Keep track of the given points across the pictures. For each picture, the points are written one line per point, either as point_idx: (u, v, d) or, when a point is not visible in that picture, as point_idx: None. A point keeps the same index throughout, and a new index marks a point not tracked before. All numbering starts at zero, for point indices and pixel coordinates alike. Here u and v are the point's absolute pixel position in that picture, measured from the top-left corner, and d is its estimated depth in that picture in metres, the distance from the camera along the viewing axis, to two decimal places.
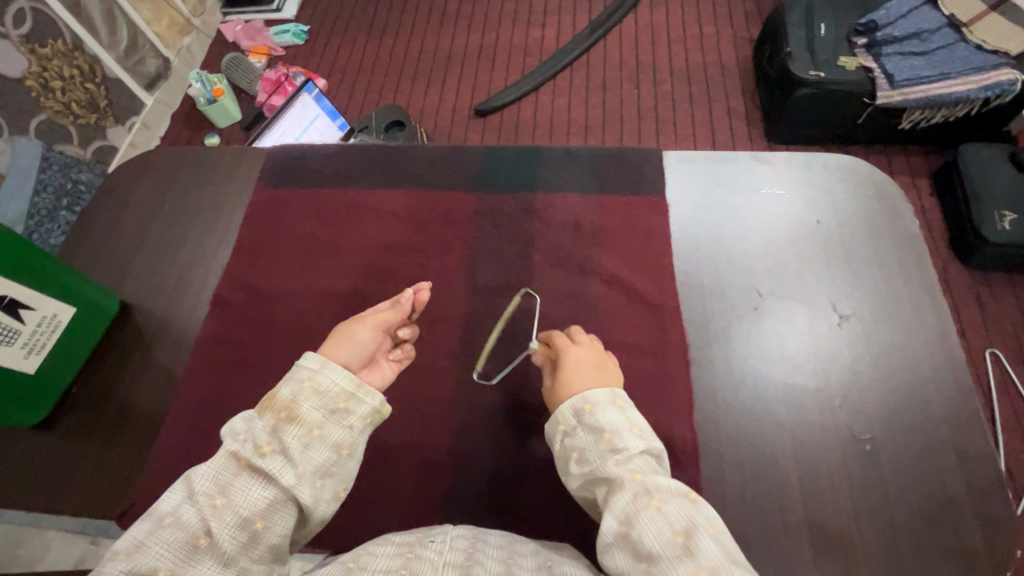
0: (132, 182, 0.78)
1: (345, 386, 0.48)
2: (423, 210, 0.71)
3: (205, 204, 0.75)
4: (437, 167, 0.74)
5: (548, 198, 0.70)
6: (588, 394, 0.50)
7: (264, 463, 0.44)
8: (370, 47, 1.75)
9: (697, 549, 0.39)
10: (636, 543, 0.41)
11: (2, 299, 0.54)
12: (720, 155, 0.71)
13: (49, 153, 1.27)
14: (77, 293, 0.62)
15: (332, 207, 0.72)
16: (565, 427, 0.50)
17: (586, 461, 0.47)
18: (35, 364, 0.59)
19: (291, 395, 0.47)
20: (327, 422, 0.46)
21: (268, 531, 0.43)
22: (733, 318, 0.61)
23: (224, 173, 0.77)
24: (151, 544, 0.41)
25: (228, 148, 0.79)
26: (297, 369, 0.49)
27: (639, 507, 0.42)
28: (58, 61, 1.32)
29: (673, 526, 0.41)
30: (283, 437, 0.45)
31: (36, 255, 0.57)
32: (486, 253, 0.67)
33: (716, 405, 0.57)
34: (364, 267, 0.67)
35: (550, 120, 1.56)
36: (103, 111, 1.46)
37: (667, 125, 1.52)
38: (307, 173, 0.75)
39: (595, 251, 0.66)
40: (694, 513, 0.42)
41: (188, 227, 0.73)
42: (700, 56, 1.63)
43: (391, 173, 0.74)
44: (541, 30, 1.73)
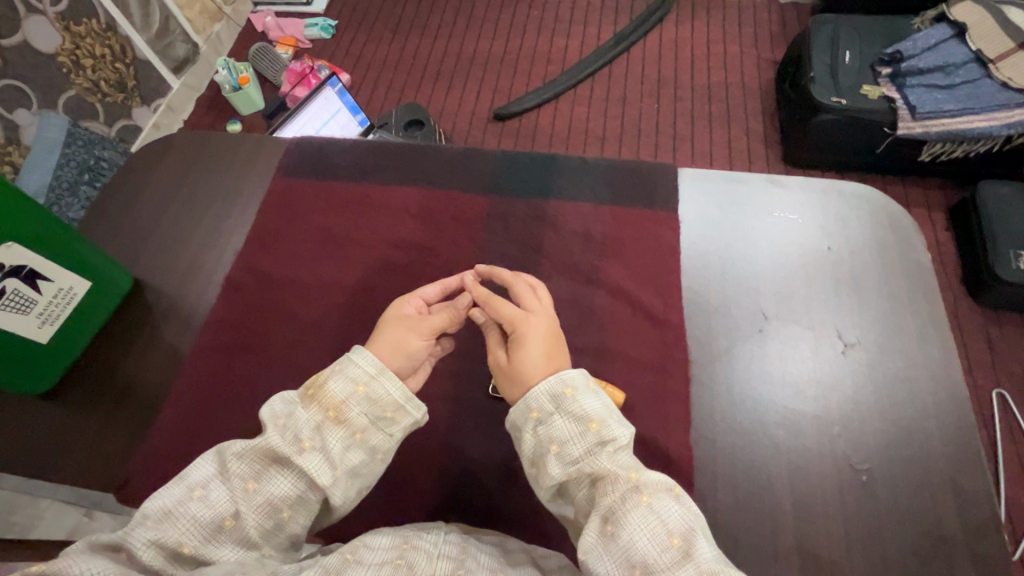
0: (153, 161, 0.79)
1: (395, 396, 0.49)
2: (434, 210, 0.71)
3: (223, 188, 0.76)
4: (453, 167, 0.74)
5: (560, 205, 0.70)
6: (566, 376, 0.50)
7: (301, 459, 0.46)
8: (395, 45, 1.77)
9: (693, 550, 0.43)
10: (632, 544, 0.43)
11: (21, 268, 0.55)
12: (735, 175, 0.71)
13: (75, 129, 1.30)
14: (93, 268, 0.63)
15: (347, 199, 0.73)
16: (540, 415, 0.49)
17: (568, 455, 0.48)
18: (48, 334, 0.60)
19: (344, 396, 0.48)
20: (372, 428, 0.49)
21: (291, 520, 0.46)
22: (736, 338, 0.61)
23: (243, 160, 0.78)
24: (179, 516, 0.44)
25: (250, 135, 0.80)
26: (353, 367, 0.50)
27: (632, 508, 0.44)
28: (90, 41, 1.35)
29: (667, 525, 0.44)
30: (326, 436, 0.47)
31: (56, 227, 0.58)
32: (495, 256, 0.68)
33: (714, 424, 0.56)
34: (374, 262, 0.68)
35: (568, 128, 1.57)
36: (131, 92, 1.49)
37: (685, 142, 1.53)
38: (324, 164, 0.76)
39: (604, 261, 0.66)
40: (686, 512, 0.45)
41: (205, 210, 0.74)
42: (722, 76, 1.63)
43: (406, 171, 0.75)
44: (565, 39, 1.75)
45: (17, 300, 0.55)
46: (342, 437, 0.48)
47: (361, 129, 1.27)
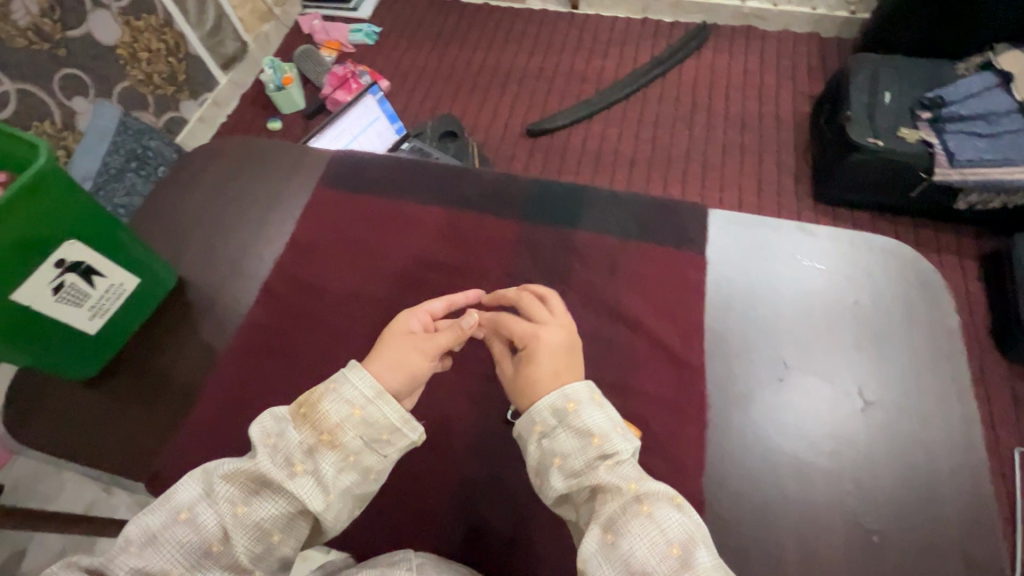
0: (203, 162, 0.83)
1: (391, 419, 0.52)
2: (467, 232, 0.73)
3: (266, 195, 0.79)
4: (487, 191, 0.76)
5: (591, 235, 0.72)
6: (569, 390, 0.53)
7: (293, 483, 0.49)
8: (435, 55, 1.81)
9: (692, 559, 0.44)
10: (631, 554, 0.45)
11: (79, 264, 0.57)
12: (764, 220, 0.72)
13: (127, 119, 1.37)
14: (142, 266, 0.66)
15: (381, 215, 0.75)
16: (544, 428, 0.52)
17: (570, 468, 0.50)
18: (97, 326, 0.63)
19: (340, 420, 0.51)
20: (365, 449, 0.51)
21: (281, 543, 0.49)
22: (754, 384, 0.61)
23: (287, 168, 0.81)
24: (164, 545, 0.46)
25: (295, 145, 0.83)
26: (346, 390, 0.52)
27: (632, 517, 0.46)
28: (148, 36, 1.42)
29: (667, 536, 0.45)
30: (318, 459, 0.50)
31: (113, 227, 0.60)
32: (523, 281, 0.69)
33: (726, 469, 0.57)
34: (404, 279, 0.70)
35: (599, 148, 1.58)
36: (181, 86, 1.56)
37: (714, 172, 1.53)
38: (362, 179, 0.78)
39: (628, 294, 0.67)
40: (684, 523, 0.46)
41: (247, 214, 0.77)
42: (756, 108, 1.63)
43: (439, 193, 0.77)
44: (602, 59, 1.77)
45: (73, 293, 0.58)
46: (336, 461, 0.50)
47: (397, 136, 1.32)
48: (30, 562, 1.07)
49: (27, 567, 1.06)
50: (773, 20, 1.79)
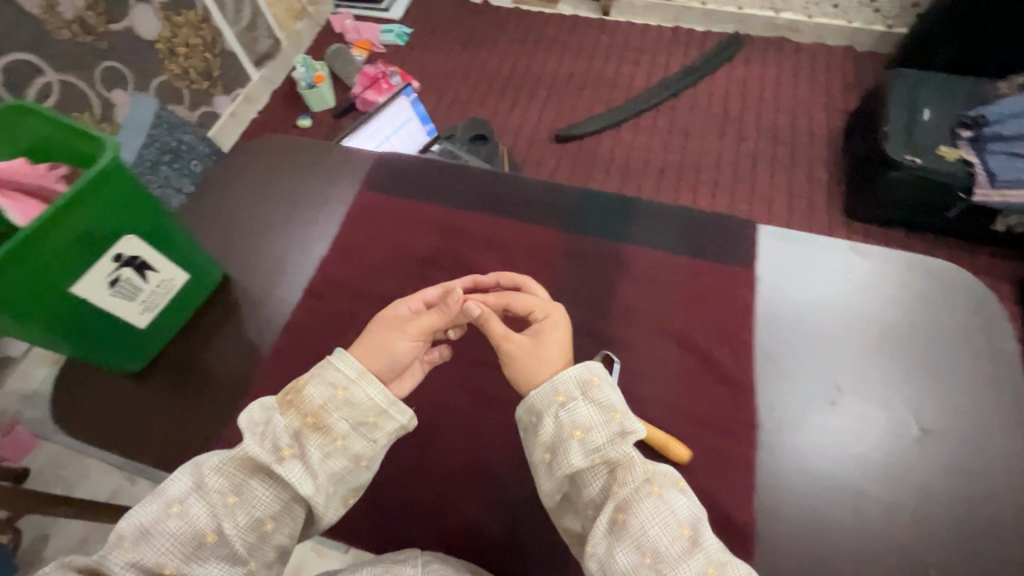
0: (247, 160, 0.83)
1: (378, 402, 0.56)
2: (511, 241, 0.73)
3: (310, 194, 0.79)
4: (532, 199, 0.76)
5: (636, 246, 0.71)
6: (592, 364, 0.55)
7: (281, 467, 0.51)
8: (465, 57, 1.82)
9: (700, 539, 0.49)
10: (644, 532, 0.48)
11: (134, 259, 0.58)
12: (815, 238, 0.70)
13: (162, 112, 1.39)
14: (192, 261, 0.66)
15: (425, 219, 0.75)
16: (564, 399, 0.53)
17: (591, 443, 0.52)
18: (146, 320, 0.63)
19: (325, 403, 0.54)
20: (352, 433, 0.55)
21: (275, 531, 0.53)
22: (806, 407, 0.60)
23: (331, 169, 0.81)
24: (157, 539, 0.50)
25: (338, 146, 0.83)
26: (331, 372, 0.55)
27: (645, 498, 0.50)
28: (186, 31, 1.44)
29: (678, 517, 0.49)
30: (306, 443, 0.53)
31: (168, 223, 0.61)
32: (568, 291, 0.68)
33: (777, 494, 0.55)
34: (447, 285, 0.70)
35: (627, 156, 1.57)
36: (215, 81, 1.57)
37: (743, 183, 1.51)
38: (406, 182, 0.78)
39: (673, 309, 0.66)
40: (691, 506, 0.51)
41: (291, 214, 0.78)
42: (788, 120, 1.61)
43: (483, 199, 0.76)
44: (633, 67, 1.76)
45: (127, 287, 0.58)
46: (322, 444, 0.54)
47: (428, 138, 1.32)
48: (53, 547, 1.08)
49: (52, 551, 1.07)
50: (807, 32, 1.77)
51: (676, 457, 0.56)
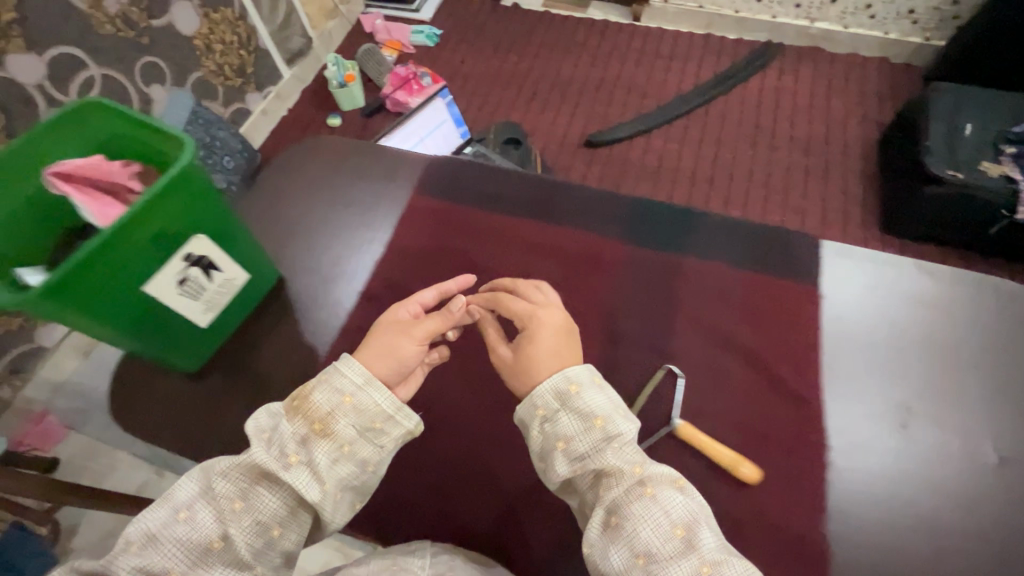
0: (299, 161, 0.83)
1: (385, 408, 0.56)
2: (567, 250, 0.72)
3: (363, 196, 0.79)
4: (585, 207, 0.75)
5: (694, 259, 0.69)
6: (571, 373, 0.57)
7: (289, 474, 0.53)
8: (495, 60, 1.81)
9: (696, 539, 0.50)
10: (635, 534, 0.50)
11: (201, 260, 0.58)
12: (878, 255, 0.69)
13: (198, 108, 1.39)
14: (253, 262, 0.66)
15: (479, 225, 0.75)
16: (546, 412, 0.56)
17: (574, 451, 0.54)
18: (208, 320, 0.63)
19: (330, 411, 0.55)
20: (359, 440, 0.55)
21: (281, 537, 0.54)
22: (876, 429, 0.58)
23: (383, 171, 0.81)
24: (164, 545, 0.51)
25: (389, 147, 0.83)
26: (338, 379, 0.57)
27: (635, 500, 0.51)
28: (223, 28, 1.45)
29: (671, 517, 0.51)
30: (311, 449, 0.54)
31: (233, 224, 0.61)
32: (626, 303, 0.67)
33: (848, 518, 0.54)
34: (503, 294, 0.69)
35: (658, 163, 1.56)
36: (248, 78, 1.58)
37: (776, 194, 1.49)
38: (460, 187, 0.78)
39: (739, 326, 0.65)
40: (687, 505, 0.52)
41: (345, 216, 0.77)
42: (822, 131, 1.59)
43: (538, 205, 0.76)
44: (664, 73, 1.75)
45: (191, 286, 0.58)
46: (329, 450, 0.55)
47: (462, 140, 1.32)
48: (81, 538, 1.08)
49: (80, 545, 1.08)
50: (842, 43, 1.75)
51: (747, 479, 0.56)
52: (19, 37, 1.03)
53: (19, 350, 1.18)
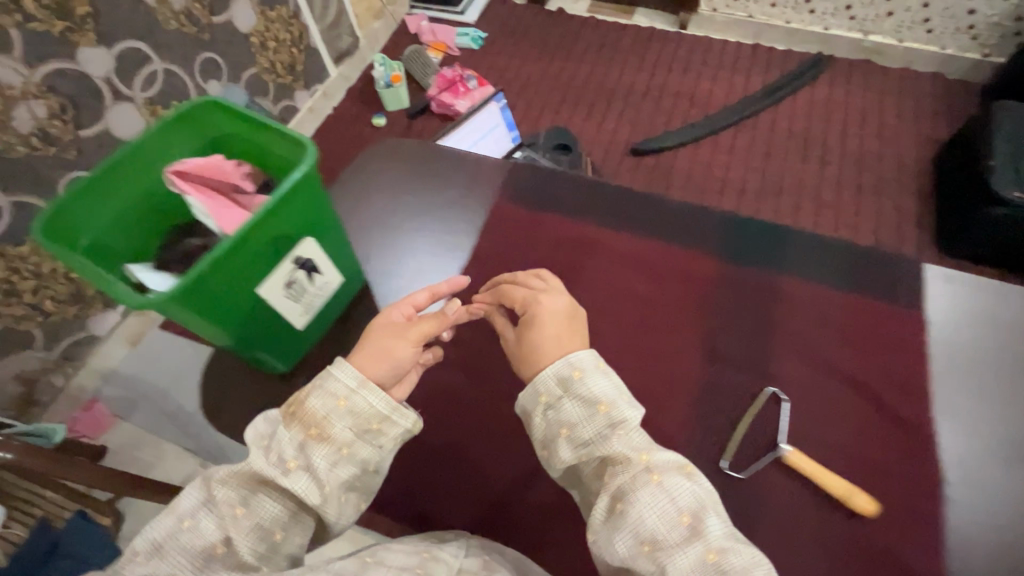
0: (381, 165, 0.84)
1: (381, 409, 0.59)
2: (659, 265, 0.72)
3: (449, 202, 0.80)
4: (671, 222, 0.76)
5: (789, 280, 0.69)
6: (575, 358, 0.60)
7: (289, 479, 0.55)
8: (540, 65, 1.81)
9: (703, 526, 0.52)
10: (641, 521, 0.52)
11: (307, 261, 0.63)
12: (991, 283, 0.68)
13: (252, 102, 1.40)
14: (348, 269, 0.70)
15: (569, 237, 0.75)
16: (549, 399, 0.59)
17: (578, 437, 0.57)
18: (303, 323, 0.67)
19: (327, 413, 0.58)
20: (356, 441, 0.58)
21: (285, 540, 0.56)
22: (998, 463, 0.59)
23: (465, 177, 0.82)
24: (168, 555, 0.53)
25: (469, 154, 0.84)
26: (333, 384, 0.59)
27: (643, 486, 0.53)
28: (278, 26, 1.47)
29: (679, 505, 0.53)
30: (309, 454, 0.57)
31: (335, 229, 0.66)
32: (720, 322, 0.68)
33: (976, 551, 0.55)
34: (599, 308, 0.71)
35: (705, 174, 1.54)
36: (298, 76, 1.59)
37: (826, 209, 1.47)
38: (548, 198, 0.79)
39: (843, 352, 0.65)
40: (693, 493, 0.54)
41: (432, 222, 0.79)
42: (874, 146, 1.56)
43: (624, 218, 0.77)
44: (711, 83, 1.73)
45: (295, 287, 0.63)
46: (327, 454, 0.57)
47: (512, 144, 1.32)
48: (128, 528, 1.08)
49: None
50: (896, 56, 1.72)
51: (860, 510, 0.57)
52: (92, 31, 1.05)
53: (71, 340, 1.19)
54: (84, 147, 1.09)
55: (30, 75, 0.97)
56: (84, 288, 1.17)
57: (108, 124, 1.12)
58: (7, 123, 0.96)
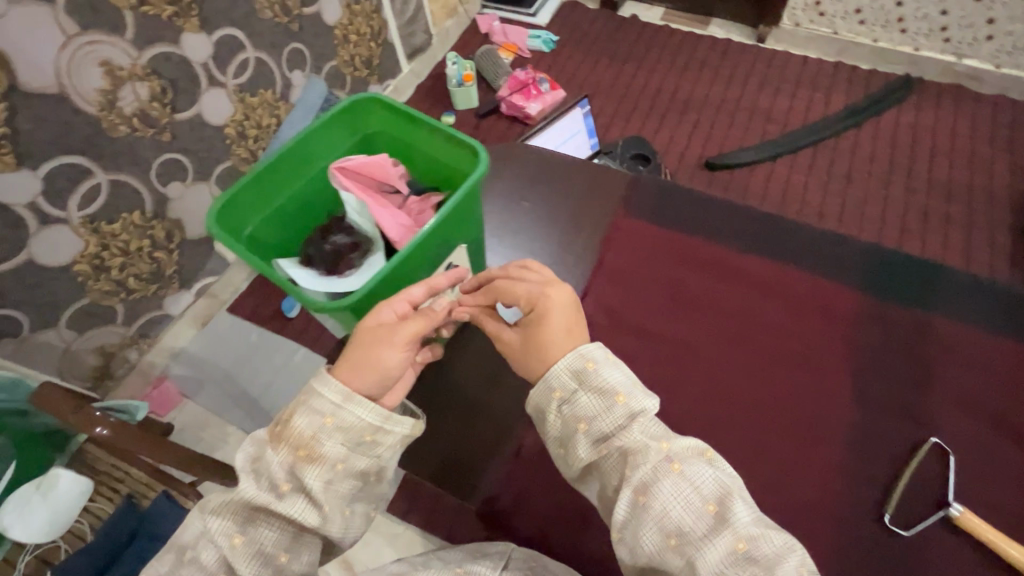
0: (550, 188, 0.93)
1: (372, 421, 0.57)
2: (819, 296, 0.79)
3: (616, 225, 0.89)
4: (822, 257, 0.83)
5: (945, 322, 0.76)
6: (585, 351, 0.59)
7: (284, 504, 0.55)
8: (611, 72, 1.78)
9: (728, 514, 0.52)
10: (666, 513, 0.52)
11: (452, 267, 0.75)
12: None
13: (330, 96, 1.41)
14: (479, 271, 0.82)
15: (735, 266, 0.83)
16: (565, 393, 0.58)
17: (597, 432, 0.57)
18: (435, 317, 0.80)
19: (314, 435, 0.56)
20: (350, 455, 0.57)
21: (291, 560, 0.57)
22: None
23: (632, 206, 0.91)
24: None
25: (630, 186, 0.93)
26: (317, 401, 0.56)
27: (665, 477, 0.53)
28: (360, 20, 1.47)
29: (702, 494, 0.53)
30: (303, 476, 0.55)
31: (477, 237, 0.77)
32: (880, 353, 0.74)
33: None
34: (765, 330, 0.77)
35: (782, 194, 1.49)
36: (373, 70, 1.60)
37: (912, 237, 1.40)
38: (710, 231, 0.87)
39: (1006, 401, 0.70)
40: (715, 479, 0.54)
41: (600, 242, 0.87)
42: (965, 177, 1.48)
43: (781, 253, 0.84)
44: (790, 99, 1.67)
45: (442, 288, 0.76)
46: (321, 473, 0.56)
47: (590, 152, 1.30)
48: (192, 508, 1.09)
49: None
50: (991, 83, 1.64)
51: None
52: (196, 17, 1.06)
53: (148, 318, 1.20)
54: (177, 131, 1.10)
55: (137, 57, 0.99)
56: (164, 268, 1.18)
57: (201, 109, 1.13)
58: (112, 102, 0.98)
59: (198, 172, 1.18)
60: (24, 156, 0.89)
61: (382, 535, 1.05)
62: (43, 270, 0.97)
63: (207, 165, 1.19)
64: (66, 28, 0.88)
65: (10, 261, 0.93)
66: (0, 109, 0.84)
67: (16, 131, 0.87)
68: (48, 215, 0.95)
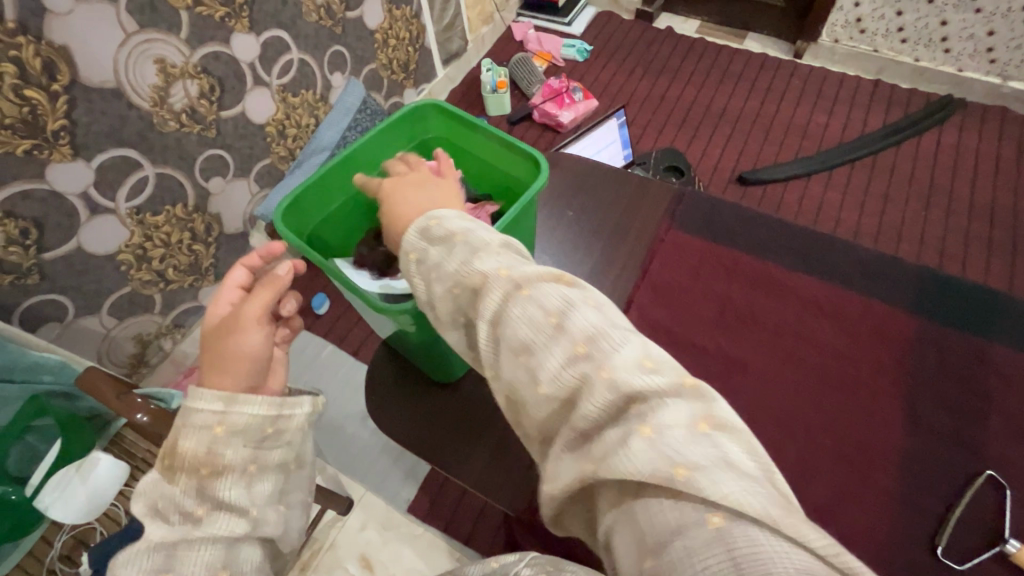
0: None
1: (267, 411, 0.51)
2: (876, 314, 0.83)
3: (676, 238, 0.94)
4: (873, 279, 0.88)
5: (993, 353, 0.80)
6: (432, 214, 0.55)
7: (208, 525, 0.47)
8: (645, 83, 1.78)
9: (569, 322, 0.43)
10: (514, 336, 0.44)
11: None
12: None
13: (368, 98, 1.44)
14: None
15: (794, 283, 0.88)
16: (418, 252, 0.53)
17: (445, 275, 0.50)
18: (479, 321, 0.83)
19: (208, 447, 0.48)
20: (260, 450, 0.50)
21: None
22: None
23: (685, 223, 0.96)
24: None
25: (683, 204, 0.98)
26: (197, 417, 0.48)
27: (511, 302, 0.45)
28: (401, 24, 1.50)
29: (545, 307, 0.44)
30: (217, 491, 0.48)
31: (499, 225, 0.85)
32: (935, 373, 0.78)
33: None
34: (826, 338, 0.81)
35: (816, 210, 1.47)
36: (409, 74, 1.62)
37: (952, 260, 1.36)
38: (765, 254, 0.93)
39: None
40: (569, 295, 0.44)
41: (661, 251, 0.92)
42: (1008, 201, 1.44)
43: (832, 277, 0.88)
44: (826, 116, 1.65)
45: None
46: (235, 479, 0.48)
47: (623, 162, 1.30)
48: None
49: None
50: None
51: None
52: (247, 18, 1.09)
53: (183, 309, 1.23)
54: (222, 127, 1.13)
55: (189, 55, 1.02)
56: (201, 260, 1.22)
57: (245, 107, 1.16)
58: (164, 99, 1.01)
59: (238, 168, 1.21)
60: (79, 147, 0.92)
61: (402, 535, 1.05)
62: (90, 258, 1.00)
63: (247, 162, 1.22)
64: (126, 25, 0.91)
65: (61, 249, 0.95)
66: (60, 101, 0.87)
67: (74, 123, 0.90)
68: (98, 205, 0.98)
